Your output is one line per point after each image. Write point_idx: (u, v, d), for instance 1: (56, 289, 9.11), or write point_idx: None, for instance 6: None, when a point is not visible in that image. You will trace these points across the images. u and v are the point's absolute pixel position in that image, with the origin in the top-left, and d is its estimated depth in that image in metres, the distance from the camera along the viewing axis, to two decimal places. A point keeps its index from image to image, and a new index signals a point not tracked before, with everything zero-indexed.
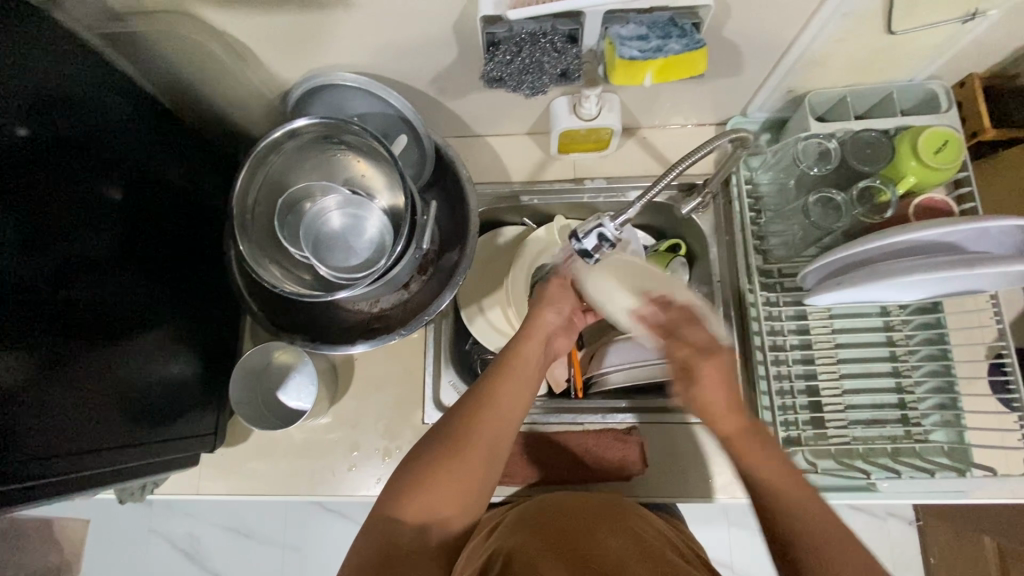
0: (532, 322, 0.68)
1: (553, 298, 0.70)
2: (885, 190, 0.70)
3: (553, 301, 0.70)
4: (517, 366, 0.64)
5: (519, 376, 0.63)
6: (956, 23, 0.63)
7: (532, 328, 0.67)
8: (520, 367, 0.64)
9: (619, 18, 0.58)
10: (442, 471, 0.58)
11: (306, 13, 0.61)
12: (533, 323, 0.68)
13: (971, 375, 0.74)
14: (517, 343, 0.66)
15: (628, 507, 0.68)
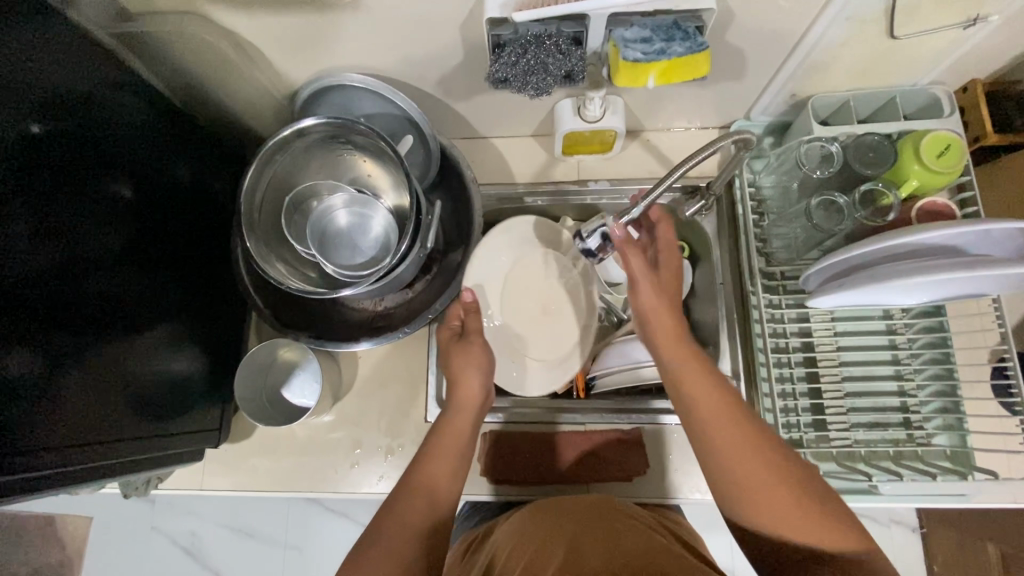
0: (456, 396, 0.67)
1: (471, 362, 0.68)
2: (888, 193, 0.70)
3: (471, 367, 0.68)
4: (443, 441, 0.64)
5: (446, 450, 0.63)
6: (959, 28, 0.63)
7: (456, 404, 0.67)
8: (448, 443, 0.64)
9: (623, 21, 0.59)
10: (374, 553, 0.55)
11: (316, 14, 0.62)
12: (458, 394, 0.67)
13: (974, 379, 0.74)
14: (443, 420, 0.66)
15: (631, 513, 0.66)
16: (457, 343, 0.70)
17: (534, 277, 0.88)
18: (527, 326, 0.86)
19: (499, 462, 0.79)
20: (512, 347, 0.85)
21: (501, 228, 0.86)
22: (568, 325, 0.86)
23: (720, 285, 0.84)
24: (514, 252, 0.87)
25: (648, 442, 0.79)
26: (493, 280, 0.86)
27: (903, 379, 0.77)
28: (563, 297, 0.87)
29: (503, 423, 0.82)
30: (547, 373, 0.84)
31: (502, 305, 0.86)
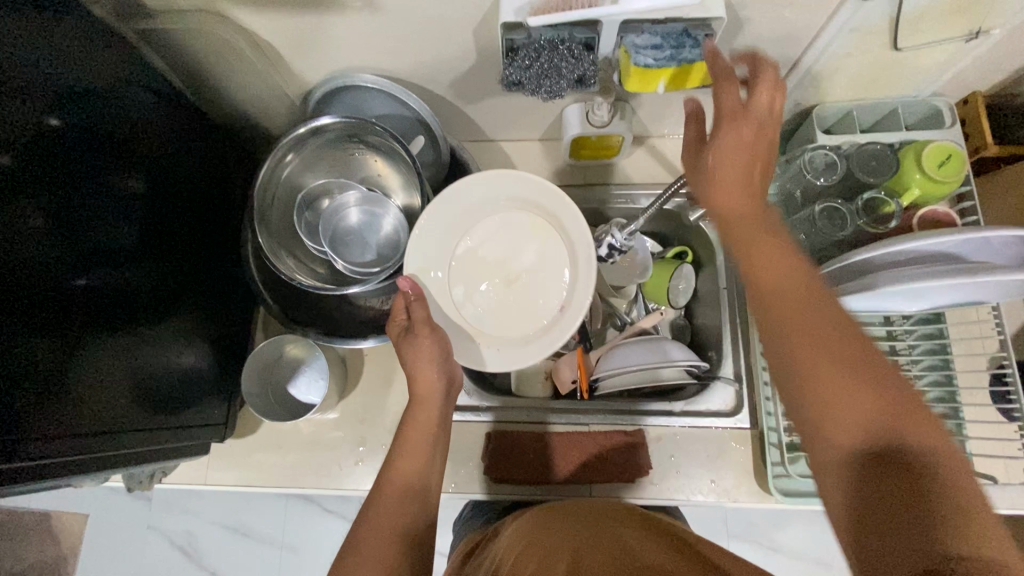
0: (416, 392, 0.66)
1: (422, 356, 0.65)
2: (890, 202, 0.72)
3: (425, 360, 0.65)
4: (409, 435, 0.65)
5: (412, 446, 0.64)
6: (961, 41, 0.65)
7: (416, 398, 0.66)
8: (413, 438, 0.65)
9: (634, 28, 0.60)
10: (357, 551, 0.57)
11: (334, 15, 0.64)
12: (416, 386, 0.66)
13: (973, 386, 0.75)
14: (409, 417, 0.66)
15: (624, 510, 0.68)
16: (407, 338, 0.66)
17: (493, 242, 0.72)
18: (483, 301, 0.71)
19: (501, 462, 0.79)
20: (461, 327, 0.71)
21: (444, 194, 0.69)
22: (543, 297, 0.70)
23: (724, 290, 0.85)
24: (468, 214, 0.71)
25: (652, 444, 0.79)
26: (438, 260, 0.71)
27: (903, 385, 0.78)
28: (533, 265, 0.71)
29: (506, 423, 0.82)
30: (502, 356, 0.69)
31: (453, 279, 0.71)
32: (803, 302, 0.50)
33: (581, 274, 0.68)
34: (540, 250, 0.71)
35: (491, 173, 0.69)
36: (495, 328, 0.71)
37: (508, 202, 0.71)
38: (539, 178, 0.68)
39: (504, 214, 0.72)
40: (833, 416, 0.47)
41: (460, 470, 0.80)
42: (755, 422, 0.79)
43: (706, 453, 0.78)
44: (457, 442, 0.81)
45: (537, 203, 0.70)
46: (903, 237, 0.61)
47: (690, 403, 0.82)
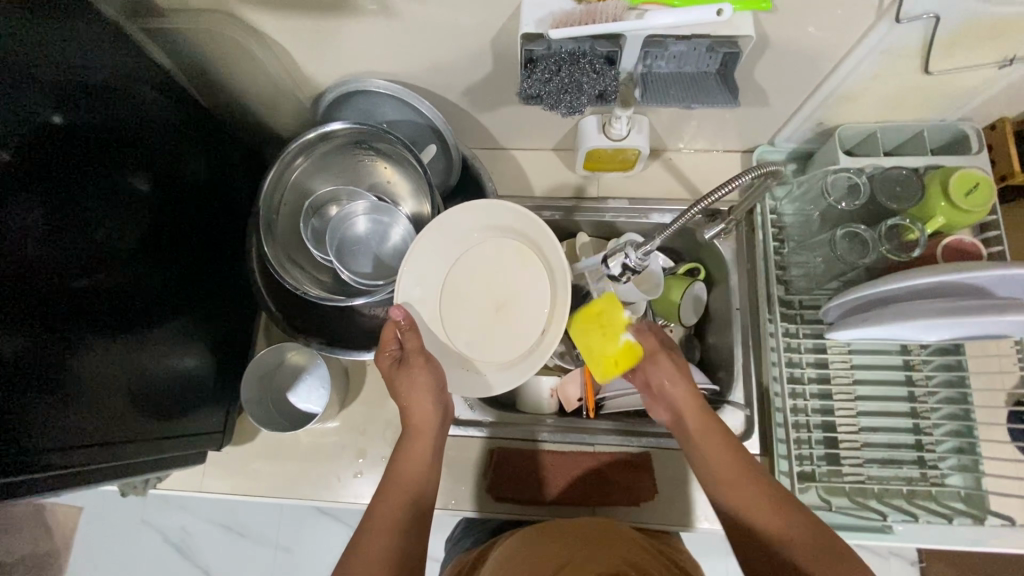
0: (412, 423, 0.65)
1: (417, 386, 0.65)
2: (913, 228, 0.69)
3: (421, 391, 0.65)
4: (402, 465, 0.63)
5: (406, 475, 0.62)
6: (994, 67, 0.63)
7: (410, 429, 0.65)
8: (402, 470, 0.63)
9: (657, 43, 0.58)
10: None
11: (349, 19, 0.62)
12: (413, 417, 0.65)
13: (990, 422, 0.73)
14: (403, 448, 0.65)
15: (624, 534, 0.65)
16: (401, 370, 0.66)
17: (483, 270, 0.70)
18: (474, 329, 0.69)
19: (502, 480, 0.77)
20: (452, 357, 0.68)
21: (435, 222, 0.67)
22: (529, 324, 0.67)
23: (737, 310, 0.83)
24: (457, 244, 0.70)
25: (658, 467, 0.77)
26: (426, 289, 0.69)
27: (918, 417, 0.75)
28: (520, 292, 0.69)
29: (509, 440, 0.80)
30: (492, 383, 0.67)
31: (440, 307, 0.69)
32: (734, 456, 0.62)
33: (562, 300, 0.65)
34: (523, 276, 0.69)
35: (477, 202, 0.68)
36: (485, 354, 0.68)
37: (496, 232, 0.70)
38: (519, 207, 0.67)
39: (489, 243, 0.70)
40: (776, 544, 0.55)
41: (461, 487, 0.78)
42: (764, 448, 0.77)
43: None
44: (459, 458, 0.79)
45: (521, 231, 0.68)
46: (930, 269, 0.59)
47: None
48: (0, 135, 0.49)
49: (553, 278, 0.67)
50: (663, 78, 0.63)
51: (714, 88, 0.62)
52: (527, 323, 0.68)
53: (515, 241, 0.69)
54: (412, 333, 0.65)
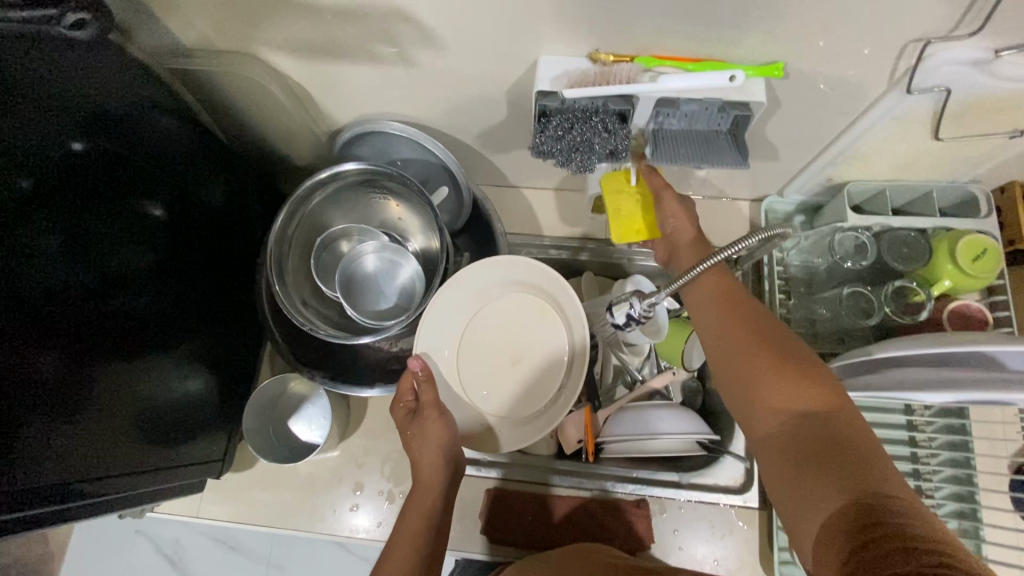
0: (421, 478, 0.66)
1: (429, 439, 0.67)
2: (919, 290, 0.70)
3: (431, 444, 0.67)
4: (410, 519, 0.64)
5: (412, 529, 0.63)
6: (1005, 136, 0.63)
7: (419, 483, 0.66)
8: (408, 524, 0.63)
9: (670, 103, 0.59)
10: None
11: (368, 64, 0.63)
12: (423, 470, 0.67)
13: (992, 487, 0.73)
14: (411, 503, 0.66)
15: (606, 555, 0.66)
16: (414, 422, 0.68)
17: (499, 324, 0.72)
18: (487, 383, 0.71)
19: (500, 521, 0.77)
20: (466, 408, 0.72)
21: (457, 277, 0.71)
22: (543, 379, 0.70)
23: None
24: (472, 300, 0.73)
25: (656, 516, 0.77)
26: (439, 342, 0.72)
27: (919, 478, 0.74)
28: (535, 346, 0.71)
29: (507, 480, 0.80)
30: (505, 435, 0.70)
31: (454, 359, 0.72)
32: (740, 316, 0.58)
33: (578, 360, 0.68)
34: (534, 333, 0.71)
35: (497, 258, 0.70)
36: (494, 407, 0.71)
37: (508, 286, 0.72)
38: (536, 263, 0.70)
39: (502, 297, 0.72)
40: (769, 399, 0.52)
41: (457, 526, 0.78)
42: (763, 502, 0.77)
43: (711, 531, 0.76)
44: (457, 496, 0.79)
45: (538, 286, 0.71)
46: (940, 340, 0.58)
47: (698, 475, 0.79)
48: (17, 165, 0.50)
49: (569, 335, 0.69)
50: (674, 135, 0.64)
51: (724, 146, 0.62)
52: (535, 378, 0.70)
53: (526, 296, 0.72)
54: (428, 386, 0.67)
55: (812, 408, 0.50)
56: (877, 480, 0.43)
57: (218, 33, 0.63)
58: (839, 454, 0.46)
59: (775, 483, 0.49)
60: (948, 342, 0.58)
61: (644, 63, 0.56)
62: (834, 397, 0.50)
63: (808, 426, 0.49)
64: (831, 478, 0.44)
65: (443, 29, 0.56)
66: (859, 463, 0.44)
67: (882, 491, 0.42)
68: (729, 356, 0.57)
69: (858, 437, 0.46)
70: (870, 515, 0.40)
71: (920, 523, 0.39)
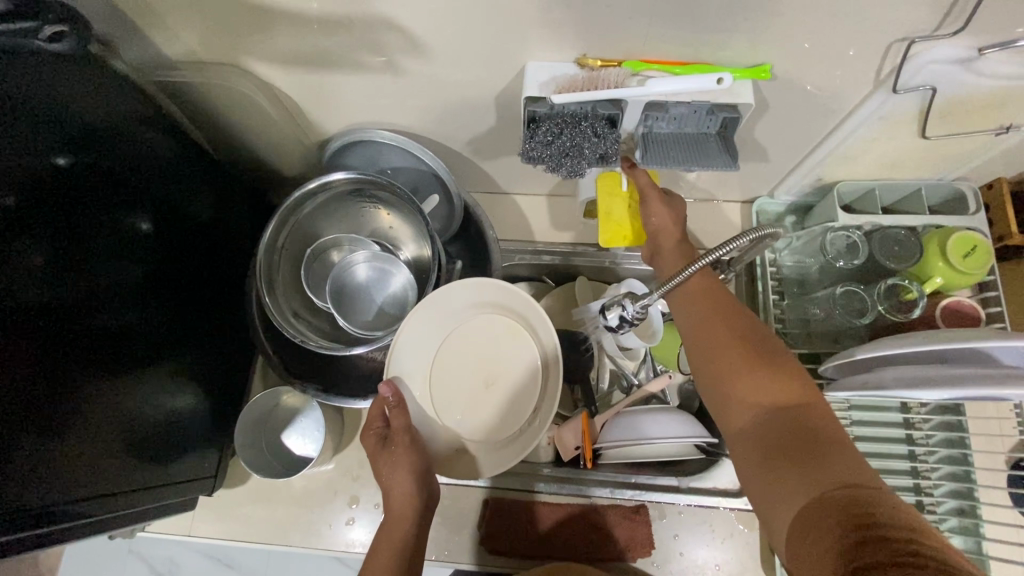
0: (391, 513, 0.63)
1: (398, 468, 0.64)
2: (913, 288, 0.70)
3: (402, 473, 0.63)
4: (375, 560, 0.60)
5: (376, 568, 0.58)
6: (991, 134, 0.63)
7: (389, 519, 0.63)
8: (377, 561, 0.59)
9: (658, 107, 0.59)
10: None
11: (356, 73, 0.63)
12: (392, 508, 0.63)
13: (989, 483, 0.73)
14: (380, 542, 0.62)
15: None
16: (384, 450, 0.65)
17: (477, 344, 0.72)
18: (463, 405, 0.70)
19: (497, 533, 0.76)
20: (439, 430, 0.70)
21: (430, 299, 0.69)
22: (519, 404, 0.69)
23: None
24: (449, 320, 0.72)
25: (655, 522, 0.76)
26: (417, 363, 0.71)
27: (919, 476, 0.74)
28: (510, 369, 0.71)
29: (505, 490, 0.79)
30: (480, 461, 0.69)
31: (431, 381, 0.71)
32: (715, 304, 0.59)
33: (554, 375, 0.68)
34: (512, 353, 0.71)
35: (472, 280, 0.70)
36: (471, 430, 0.70)
37: (487, 305, 0.72)
38: (511, 286, 0.69)
39: (480, 316, 0.72)
40: (742, 386, 0.53)
41: (455, 537, 0.77)
42: None
43: (711, 535, 0.76)
44: (454, 507, 0.78)
45: (515, 308, 0.70)
46: (942, 337, 0.58)
47: (696, 478, 0.78)
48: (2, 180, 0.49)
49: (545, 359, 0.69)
50: (664, 139, 0.64)
51: (714, 149, 0.62)
52: (513, 399, 0.70)
53: (503, 314, 0.71)
54: (397, 411, 0.66)
55: (785, 403, 0.51)
56: (845, 468, 0.45)
57: (203, 45, 0.62)
58: (808, 444, 0.47)
59: (752, 475, 0.50)
60: (937, 339, 0.58)
61: (632, 67, 0.56)
62: (801, 388, 0.52)
63: (780, 417, 0.50)
64: (800, 467, 0.46)
65: (429, 36, 0.56)
66: (827, 454, 0.46)
67: (850, 480, 0.44)
68: (701, 346, 0.58)
69: (823, 427, 0.49)
70: (844, 505, 0.42)
71: (889, 505, 0.41)
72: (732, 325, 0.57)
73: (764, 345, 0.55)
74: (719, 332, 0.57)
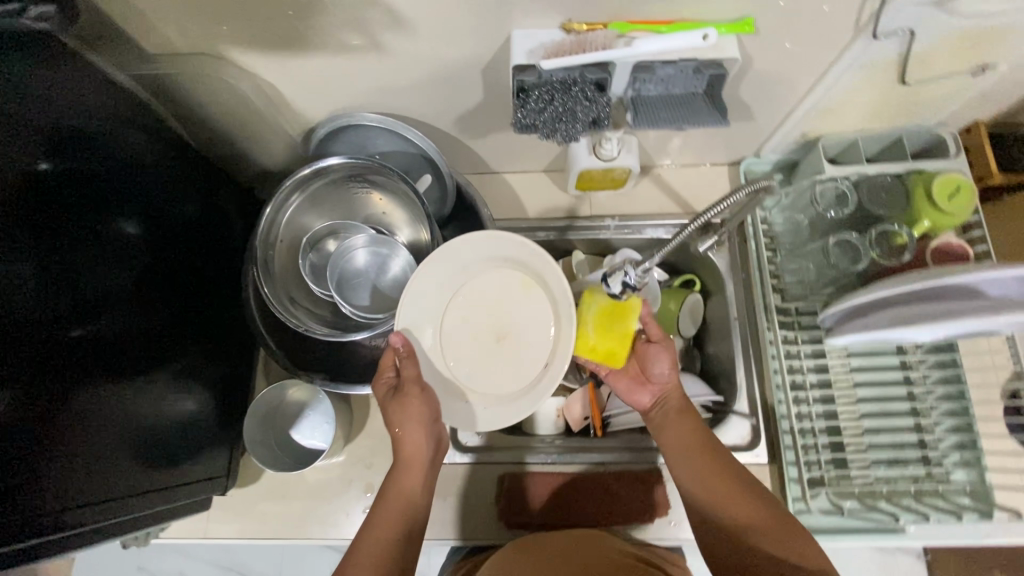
0: (402, 457, 0.64)
1: (409, 417, 0.64)
2: (902, 232, 0.71)
3: (415, 422, 0.64)
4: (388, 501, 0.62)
5: (392, 511, 0.61)
6: (967, 75, 0.65)
7: (401, 462, 0.64)
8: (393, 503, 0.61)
9: (645, 67, 0.59)
10: None
11: (339, 55, 0.63)
12: (402, 451, 0.64)
13: (986, 416, 0.75)
14: (392, 481, 0.64)
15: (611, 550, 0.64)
16: (394, 399, 0.64)
17: (487, 300, 0.70)
18: (473, 359, 0.70)
19: (515, 507, 0.77)
20: (448, 386, 0.69)
21: (437, 253, 0.68)
22: (531, 356, 0.68)
23: (735, 321, 0.82)
24: (459, 274, 0.71)
25: (669, 482, 0.77)
26: (426, 321, 0.70)
27: (919, 415, 0.76)
28: (521, 322, 0.70)
29: (520, 463, 0.80)
30: (490, 414, 0.68)
31: (439, 336, 0.70)
32: (716, 460, 0.63)
33: (562, 330, 0.66)
34: (523, 308, 0.70)
35: (482, 232, 0.68)
36: (480, 384, 0.69)
37: (498, 260, 0.71)
38: (524, 239, 0.67)
39: (491, 270, 0.71)
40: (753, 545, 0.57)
41: (474, 515, 0.78)
42: (772, 457, 0.78)
43: None
44: (470, 486, 0.79)
45: (527, 262, 0.69)
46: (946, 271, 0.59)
47: None
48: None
49: (555, 311, 0.68)
50: (652, 101, 0.64)
51: (703, 107, 0.63)
52: (524, 354, 0.69)
53: (516, 269, 0.70)
54: (409, 361, 0.66)
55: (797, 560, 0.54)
56: None
57: (181, 37, 0.61)
58: None
59: None
60: (937, 275, 0.59)
61: (618, 28, 0.56)
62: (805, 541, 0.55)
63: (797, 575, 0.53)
64: None
65: (412, 11, 0.55)
66: None
67: None
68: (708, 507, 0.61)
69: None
70: None
71: None
72: (734, 481, 0.61)
73: (763, 501, 0.59)
74: (723, 490, 0.60)
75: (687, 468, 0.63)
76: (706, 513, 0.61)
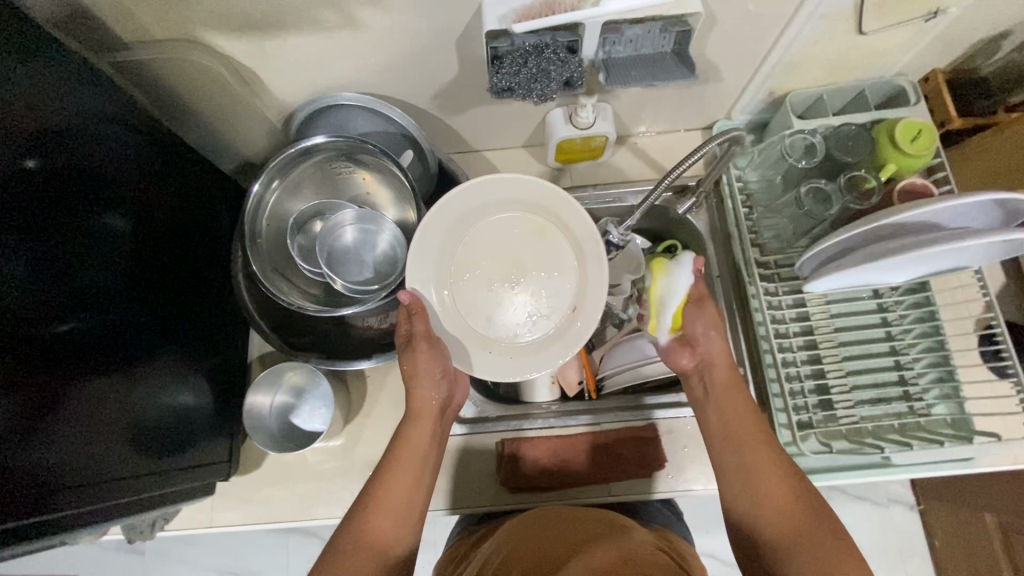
0: (413, 410, 0.68)
1: (419, 373, 0.67)
2: (870, 177, 0.74)
3: (425, 377, 0.68)
4: (402, 453, 0.65)
5: (408, 462, 0.65)
6: (920, 21, 0.68)
7: (412, 415, 0.68)
8: (409, 451, 0.65)
9: (615, 28, 0.62)
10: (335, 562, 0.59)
11: (314, 33, 0.64)
12: (413, 405, 0.68)
13: (962, 349, 0.78)
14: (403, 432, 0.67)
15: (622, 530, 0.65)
16: (405, 354, 0.68)
17: (499, 247, 0.72)
18: (492, 306, 0.71)
19: (516, 473, 0.78)
20: (468, 337, 0.70)
21: (437, 208, 0.68)
22: (559, 295, 0.71)
23: (717, 278, 0.87)
24: (468, 224, 0.71)
25: (663, 437, 0.79)
26: (438, 276, 0.71)
27: (898, 353, 0.79)
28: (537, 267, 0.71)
29: (518, 430, 0.81)
30: (520, 361, 0.69)
31: (454, 288, 0.71)
32: (767, 453, 0.63)
33: (589, 273, 0.69)
34: (537, 253, 0.71)
35: (488, 178, 0.68)
36: (505, 329, 0.71)
37: (505, 206, 0.71)
38: (533, 179, 0.68)
39: (501, 217, 0.72)
40: (793, 549, 0.57)
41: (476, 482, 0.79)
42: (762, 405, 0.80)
43: None
44: (471, 455, 0.80)
45: (540, 205, 0.70)
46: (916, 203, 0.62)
47: None
48: None
49: (579, 251, 0.70)
50: (623, 63, 0.66)
51: (671, 65, 0.65)
52: (544, 299, 0.71)
53: (526, 213, 0.71)
54: (416, 317, 0.67)
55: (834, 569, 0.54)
56: None
57: (156, 23, 0.62)
58: None
59: None
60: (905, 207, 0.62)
61: None
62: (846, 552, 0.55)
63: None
64: None
65: None
66: None
67: None
68: (750, 501, 0.61)
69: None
70: None
71: None
72: (784, 480, 0.61)
73: (811, 505, 0.59)
74: (770, 487, 0.60)
75: (735, 457, 0.64)
76: (746, 505, 0.61)
